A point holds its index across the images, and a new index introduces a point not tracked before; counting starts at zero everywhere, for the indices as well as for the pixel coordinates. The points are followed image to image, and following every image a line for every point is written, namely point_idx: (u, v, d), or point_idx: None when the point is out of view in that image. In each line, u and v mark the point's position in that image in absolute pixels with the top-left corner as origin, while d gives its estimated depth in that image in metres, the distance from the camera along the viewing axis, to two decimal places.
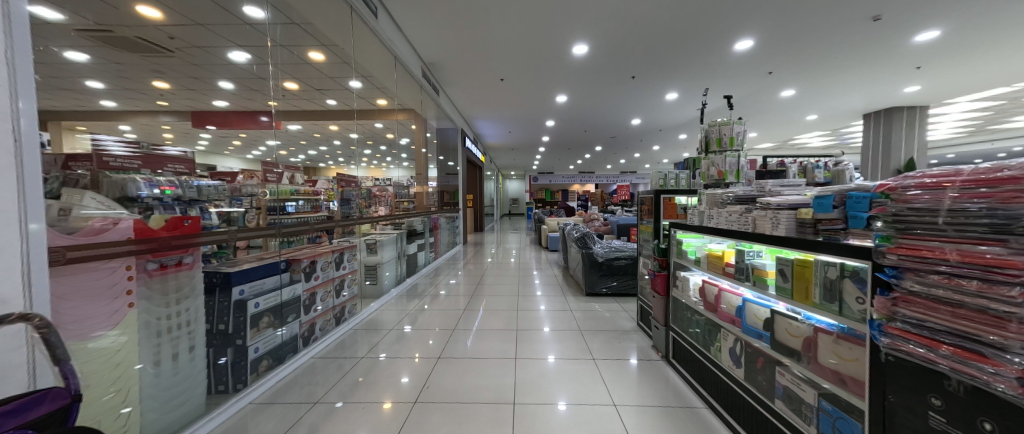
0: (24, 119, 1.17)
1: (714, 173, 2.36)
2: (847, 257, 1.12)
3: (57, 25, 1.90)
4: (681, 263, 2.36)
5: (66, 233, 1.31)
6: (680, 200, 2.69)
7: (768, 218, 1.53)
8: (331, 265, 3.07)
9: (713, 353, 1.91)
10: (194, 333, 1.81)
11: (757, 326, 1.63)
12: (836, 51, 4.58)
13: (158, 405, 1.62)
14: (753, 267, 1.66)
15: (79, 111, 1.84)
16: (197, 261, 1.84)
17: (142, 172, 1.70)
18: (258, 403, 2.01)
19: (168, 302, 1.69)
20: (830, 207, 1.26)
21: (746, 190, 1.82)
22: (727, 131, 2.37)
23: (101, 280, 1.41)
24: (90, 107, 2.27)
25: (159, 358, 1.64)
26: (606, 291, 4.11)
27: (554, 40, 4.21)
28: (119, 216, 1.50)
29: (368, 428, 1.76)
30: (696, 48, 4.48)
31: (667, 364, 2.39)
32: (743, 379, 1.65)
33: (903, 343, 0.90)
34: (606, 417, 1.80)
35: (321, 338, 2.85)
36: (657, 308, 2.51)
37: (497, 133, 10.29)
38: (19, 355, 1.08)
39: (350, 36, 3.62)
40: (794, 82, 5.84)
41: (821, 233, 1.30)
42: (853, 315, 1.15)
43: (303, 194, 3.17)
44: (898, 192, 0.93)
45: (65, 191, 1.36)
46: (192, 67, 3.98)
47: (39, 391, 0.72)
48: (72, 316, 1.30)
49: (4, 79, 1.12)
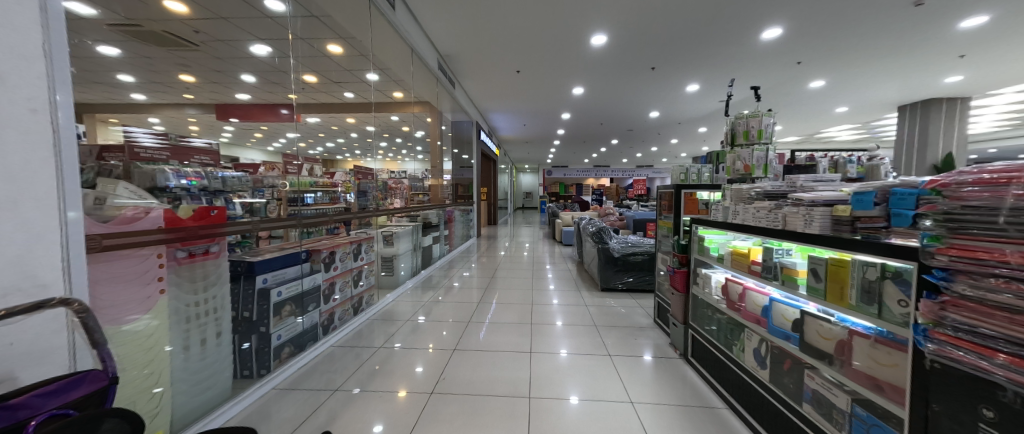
0: (62, 112, 1.18)
1: (739, 168, 2.23)
2: (887, 257, 1.07)
3: (89, 20, 1.96)
4: (701, 260, 2.28)
5: (101, 222, 1.35)
6: (702, 195, 2.61)
7: (800, 215, 1.45)
8: (350, 256, 3.12)
9: (735, 353, 1.85)
10: (220, 320, 1.88)
11: (784, 326, 1.56)
12: (872, 39, 4.31)
13: (187, 388, 1.69)
14: (782, 265, 1.59)
15: (110, 104, 1.90)
16: (223, 250, 1.90)
17: (170, 164, 1.77)
18: (280, 389, 2.08)
19: (196, 290, 1.75)
20: (870, 204, 1.19)
21: (776, 185, 1.73)
22: (755, 123, 2.20)
23: (134, 267, 1.46)
24: (122, 100, 2.36)
25: (188, 343, 1.71)
26: (622, 286, 4.05)
27: (572, 29, 4.08)
28: (150, 205, 1.55)
29: (386, 415, 1.80)
30: (719, 37, 4.28)
31: (685, 362, 2.33)
32: (769, 381, 1.58)
33: (952, 350, 0.85)
34: (623, 414, 1.78)
35: (340, 326, 2.91)
36: (676, 305, 2.44)
37: (512, 126, 10.23)
38: (59, 338, 1.14)
39: (368, 29, 3.60)
40: (824, 73, 5.55)
41: (859, 231, 1.24)
42: (893, 319, 1.09)
43: (322, 187, 3.42)
44: (951, 189, 0.87)
45: (100, 181, 1.41)
46: (215, 60, 4.03)
47: (77, 374, 0.77)
48: (110, 301, 1.36)
49: (42, 73, 1.12)
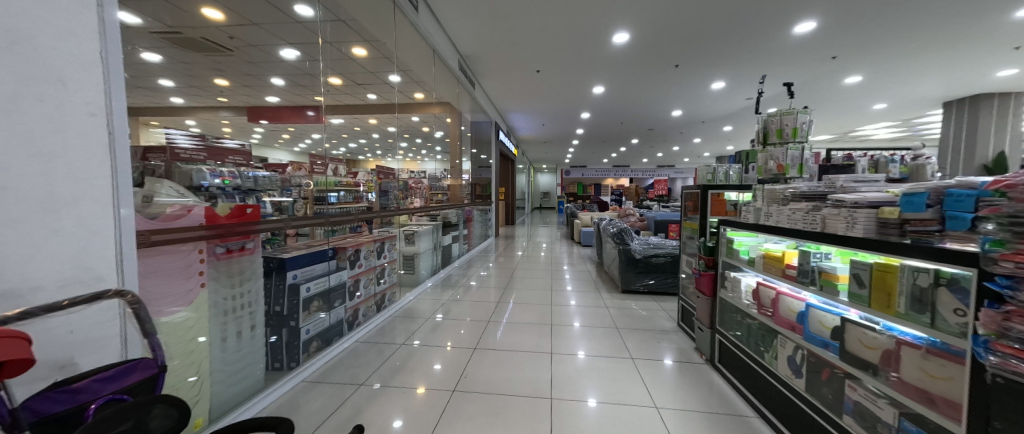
0: (117, 115, 1.25)
1: (772, 167, 2.14)
2: (941, 262, 1.00)
3: (136, 29, 2.08)
4: (730, 263, 2.21)
5: (150, 218, 1.44)
6: (731, 196, 2.54)
7: (842, 217, 1.38)
8: (373, 254, 3.19)
9: (768, 360, 1.78)
10: (254, 314, 1.96)
11: (822, 334, 1.49)
12: (915, 31, 4.06)
13: (224, 377, 1.77)
14: (820, 270, 1.52)
15: (152, 108, 2.00)
16: (257, 247, 1.98)
17: (207, 163, 1.84)
18: (308, 382, 2.15)
19: (233, 284, 1.83)
20: (922, 206, 1.12)
21: (814, 186, 1.65)
22: (789, 121, 2.09)
23: (178, 262, 1.54)
24: (163, 104, 2.49)
25: (225, 335, 1.79)
26: (643, 289, 3.97)
27: (594, 28, 4.03)
28: (190, 203, 1.63)
29: (408, 412, 1.83)
30: (748, 32, 4.13)
31: (711, 367, 2.27)
32: (804, 390, 1.52)
33: (1019, 364, 0.78)
34: (648, 419, 1.74)
35: (364, 323, 2.98)
36: (702, 309, 2.37)
37: (530, 125, 10.20)
38: (112, 328, 1.21)
39: (392, 31, 3.66)
40: (860, 68, 5.27)
41: (908, 235, 1.16)
42: (949, 329, 1.02)
43: (345, 186, 3.31)
44: (1018, 190, 0.80)
45: (146, 180, 1.47)
46: (248, 65, 4.21)
47: (128, 362, 0.81)
48: (157, 294, 1.44)
49: (99, 79, 1.19)
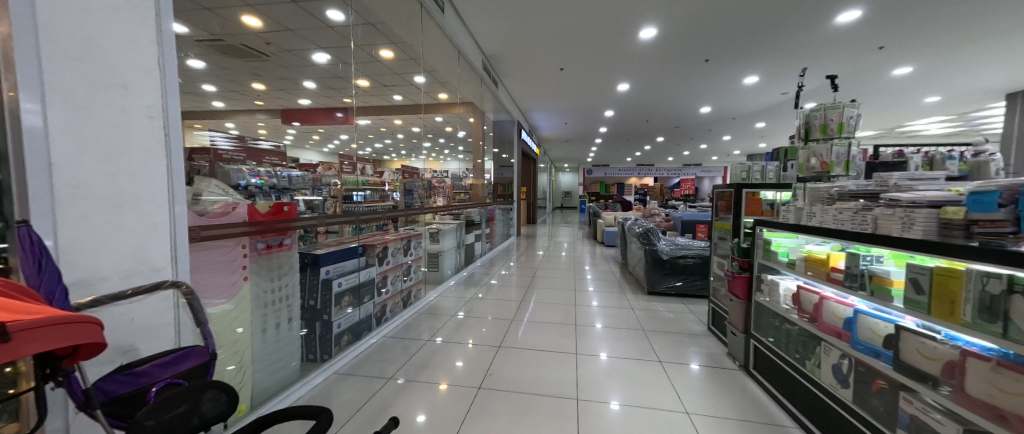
0: (172, 118, 1.33)
1: (814, 165, 2.03)
2: (1013, 267, 0.92)
3: (184, 37, 2.21)
4: (766, 265, 2.12)
5: (199, 215, 1.53)
6: (767, 195, 2.43)
7: (897, 218, 1.29)
8: (400, 252, 3.27)
9: (810, 368, 1.69)
10: (291, 307, 2.05)
11: (873, 342, 1.40)
12: (978, 17, 3.73)
13: (263, 367, 1.86)
14: (871, 274, 1.43)
15: (196, 112, 2.12)
16: (293, 243, 2.07)
17: (247, 164, 1.95)
18: (340, 374, 2.23)
19: (273, 278, 1.93)
20: (993, 205, 1.02)
21: (863, 184, 1.55)
22: (835, 116, 1.96)
23: (224, 256, 1.63)
24: (206, 107, 2.65)
25: (265, 326, 1.88)
26: (670, 291, 3.87)
27: (622, 23, 3.95)
28: (236, 201, 1.72)
29: (433, 407, 1.85)
30: (785, 23, 3.93)
31: (745, 374, 2.18)
32: (852, 402, 1.43)
33: None
34: (679, 424, 1.70)
35: (391, 318, 3.06)
36: (736, 313, 2.29)
37: (552, 124, 10.13)
38: (166, 316, 1.29)
39: (418, 32, 3.73)
40: (909, 58, 4.90)
41: (976, 237, 1.08)
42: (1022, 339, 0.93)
43: (371, 185, 3.55)
44: None
45: (196, 179, 1.60)
46: (282, 69, 4.42)
47: (184, 349, 0.87)
48: (206, 286, 1.54)
49: (157, 83, 1.26)
